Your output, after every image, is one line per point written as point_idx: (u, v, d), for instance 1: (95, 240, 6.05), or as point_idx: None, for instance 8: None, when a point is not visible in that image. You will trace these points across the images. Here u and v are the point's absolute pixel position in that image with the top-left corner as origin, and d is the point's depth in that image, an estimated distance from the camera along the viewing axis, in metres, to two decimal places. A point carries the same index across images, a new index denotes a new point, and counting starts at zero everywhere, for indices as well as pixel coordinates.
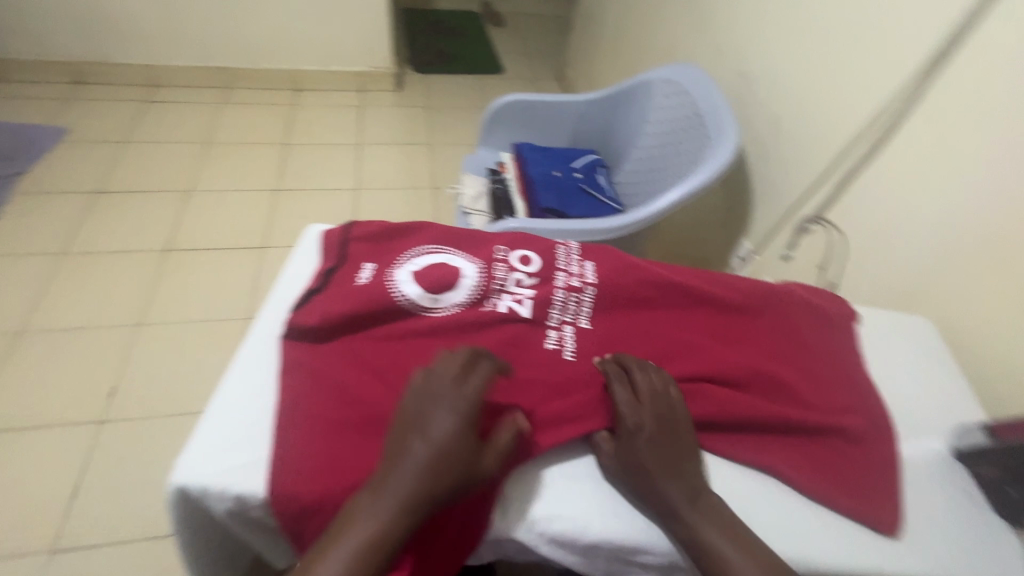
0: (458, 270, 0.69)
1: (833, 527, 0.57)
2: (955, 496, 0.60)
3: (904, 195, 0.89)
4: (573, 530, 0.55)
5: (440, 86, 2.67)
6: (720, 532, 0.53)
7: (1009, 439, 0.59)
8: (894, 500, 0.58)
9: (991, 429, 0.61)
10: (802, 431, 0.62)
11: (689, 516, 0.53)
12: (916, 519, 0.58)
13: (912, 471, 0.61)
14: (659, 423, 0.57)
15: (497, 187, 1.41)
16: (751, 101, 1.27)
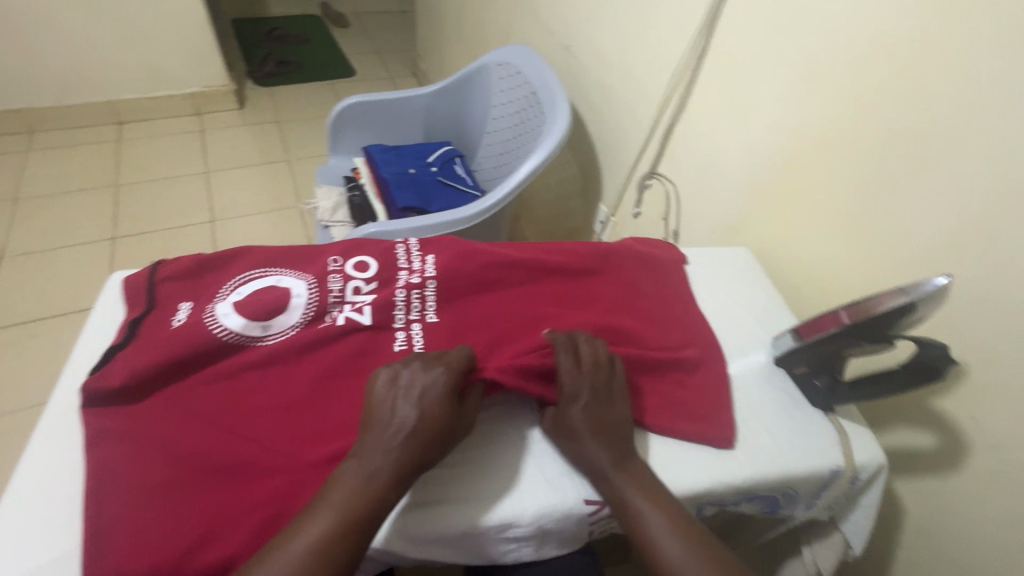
0: (288, 290, 0.65)
1: (680, 454, 0.62)
2: (778, 399, 0.68)
3: (712, 142, 0.98)
4: (436, 529, 0.54)
5: (289, 98, 2.51)
6: (667, 520, 0.54)
7: (808, 340, 0.65)
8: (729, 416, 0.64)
9: (796, 332, 0.67)
10: (647, 374, 0.66)
11: (637, 502, 0.54)
12: (747, 427, 0.65)
13: (741, 386, 0.69)
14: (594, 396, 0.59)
15: (355, 195, 1.36)
16: (581, 73, 1.34)
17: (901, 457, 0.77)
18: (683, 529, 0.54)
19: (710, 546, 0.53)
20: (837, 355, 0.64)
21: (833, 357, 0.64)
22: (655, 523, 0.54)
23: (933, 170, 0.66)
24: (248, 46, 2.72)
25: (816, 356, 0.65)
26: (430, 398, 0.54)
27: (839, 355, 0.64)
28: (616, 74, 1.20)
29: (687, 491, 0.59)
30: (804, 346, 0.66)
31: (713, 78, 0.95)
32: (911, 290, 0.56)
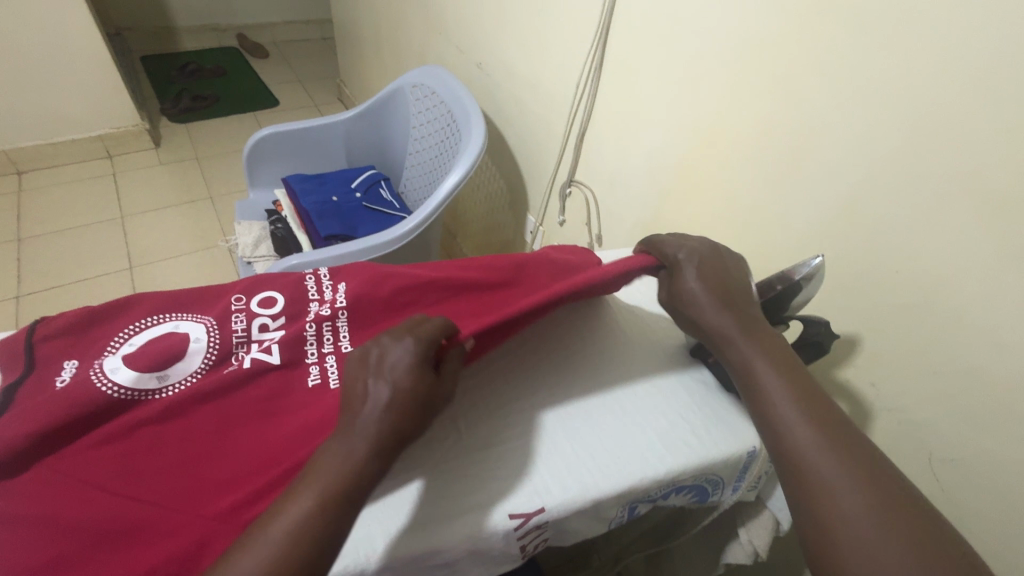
0: (186, 335, 0.62)
1: (605, 457, 0.62)
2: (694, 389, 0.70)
3: (620, 146, 1.02)
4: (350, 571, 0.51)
5: (209, 133, 2.42)
6: (786, 385, 0.54)
7: None
8: None
9: None
10: None
11: (755, 364, 0.56)
12: (668, 421, 0.66)
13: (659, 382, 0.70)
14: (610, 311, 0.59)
15: (278, 228, 1.32)
16: (496, 90, 1.36)
17: None
18: (798, 395, 0.53)
19: (823, 413, 0.51)
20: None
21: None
22: (776, 385, 0.54)
23: (809, 159, 0.71)
24: (160, 83, 2.62)
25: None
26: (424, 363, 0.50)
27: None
28: (528, 88, 1.23)
29: (614, 492, 0.59)
30: None
31: (613, 85, 0.99)
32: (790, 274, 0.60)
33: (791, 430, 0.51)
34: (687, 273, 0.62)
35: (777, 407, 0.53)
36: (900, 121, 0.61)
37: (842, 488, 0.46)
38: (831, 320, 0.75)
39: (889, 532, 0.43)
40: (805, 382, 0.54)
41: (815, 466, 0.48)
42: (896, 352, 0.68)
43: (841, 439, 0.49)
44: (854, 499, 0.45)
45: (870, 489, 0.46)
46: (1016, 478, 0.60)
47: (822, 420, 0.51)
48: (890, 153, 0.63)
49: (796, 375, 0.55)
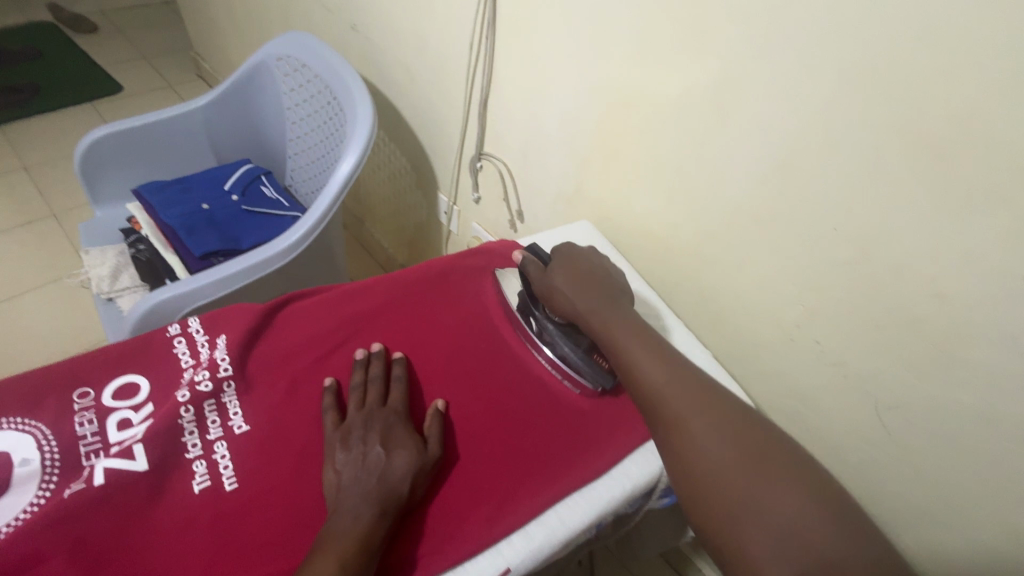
0: (5, 455, 0.47)
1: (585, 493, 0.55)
2: None
3: (528, 111, 0.91)
4: None
5: (36, 134, 1.99)
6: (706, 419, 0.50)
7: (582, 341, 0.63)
8: None
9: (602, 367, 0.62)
10: (519, 408, 0.59)
11: (636, 357, 0.56)
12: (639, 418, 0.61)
13: None
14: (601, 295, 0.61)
15: (140, 251, 1.09)
16: (377, 55, 1.18)
17: (765, 388, 0.80)
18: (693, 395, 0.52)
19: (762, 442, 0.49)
20: (542, 311, 0.64)
21: (536, 315, 0.64)
22: (649, 368, 0.54)
23: (736, 115, 0.65)
24: None
25: (534, 330, 0.64)
26: (364, 498, 0.47)
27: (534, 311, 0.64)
28: (412, 49, 1.08)
29: (587, 523, 0.54)
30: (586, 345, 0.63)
31: (510, 39, 0.87)
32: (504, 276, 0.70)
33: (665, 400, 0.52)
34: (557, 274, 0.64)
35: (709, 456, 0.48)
36: (832, 67, 0.56)
37: (783, 504, 0.45)
38: (769, 281, 0.72)
39: (824, 517, 0.44)
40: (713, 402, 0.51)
41: (703, 447, 0.49)
42: (840, 308, 0.66)
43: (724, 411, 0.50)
44: (763, 491, 0.45)
45: (739, 446, 0.48)
46: (959, 417, 0.62)
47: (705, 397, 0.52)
48: (821, 103, 0.58)
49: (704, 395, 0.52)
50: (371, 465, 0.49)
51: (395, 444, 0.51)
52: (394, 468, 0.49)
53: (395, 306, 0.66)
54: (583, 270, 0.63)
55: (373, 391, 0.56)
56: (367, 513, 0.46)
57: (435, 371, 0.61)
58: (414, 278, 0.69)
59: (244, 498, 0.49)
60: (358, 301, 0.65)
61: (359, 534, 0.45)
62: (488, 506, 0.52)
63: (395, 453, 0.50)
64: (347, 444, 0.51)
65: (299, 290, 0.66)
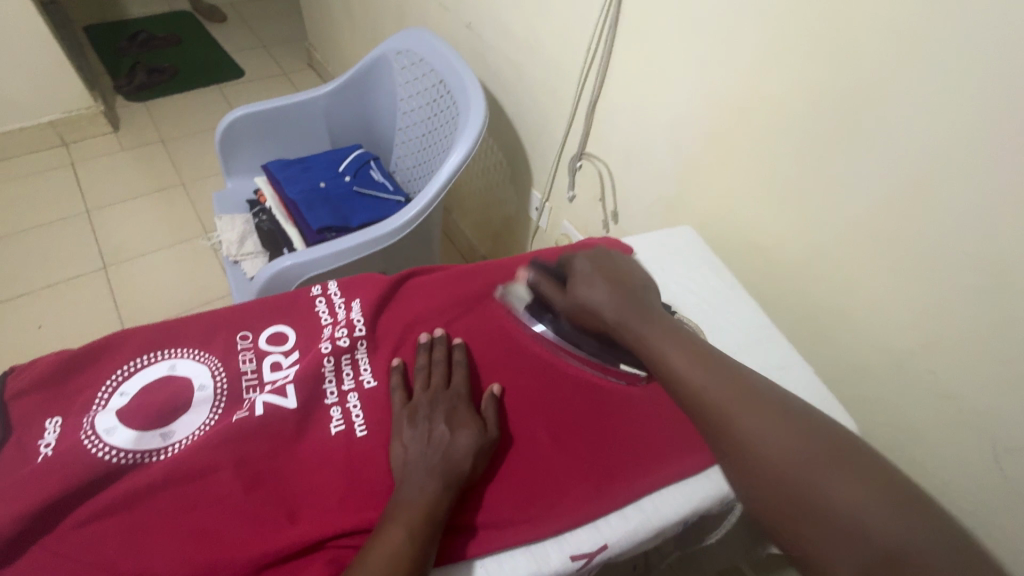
0: (188, 380, 0.55)
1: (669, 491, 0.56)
2: None
3: (638, 115, 0.93)
4: None
5: (172, 111, 2.23)
6: (758, 409, 0.49)
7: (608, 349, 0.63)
8: None
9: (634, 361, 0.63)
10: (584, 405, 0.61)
11: (699, 384, 0.52)
12: None
13: None
14: (617, 293, 0.61)
15: (263, 221, 1.21)
16: (488, 54, 1.24)
17: (863, 413, 0.78)
18: (735, 385, 0.51)
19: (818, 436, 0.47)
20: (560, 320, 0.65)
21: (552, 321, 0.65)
22: (750, 426, 0.49)
23: (867, 133, 0.64)
24: (110, 57, 2.38)
25: (562, 340, 0.64)
26: (429, 472, 0.50)
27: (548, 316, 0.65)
28: (525, 50, 1.12)
29: (678, 516, 0.55)
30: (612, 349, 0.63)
31: (629, 43, 0.89)
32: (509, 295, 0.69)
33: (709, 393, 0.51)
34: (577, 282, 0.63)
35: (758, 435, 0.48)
36: (987, 88, 0.53)
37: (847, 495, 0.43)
38: (883, 304, 0.70)
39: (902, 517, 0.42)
40: (751, 385, 0.51)
41: (848, 513, 0.43)
42: (964, 340, 0.63)
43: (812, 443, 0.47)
44: (923, 532, 0.41)
45: (867, 486, 0.43)
46: None
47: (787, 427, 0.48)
48: (973, 126, 0.55)
49: (752, 390, 0.51)
50: (436, 441, 0.52)
51: (457, 423, 0.54)
52: (457, 445, 0.52)
53: (474, 296, 0.69)
54: (585, 273, 0.63)
55: (437, 373, 0.59)
56: (434, 485, 0.49)
57: (509, 361, 0.63)
58: (492, 270, 0.72)
59: (372, 444, 0.54)
60: (444, 287, 0.69)
61: (426, 502, 0.48)
62: (573, 491, 0.54)
63: (456, 432, 0.53)
64: (413, 421, 0.54)
65: (418, 268, 0.72)
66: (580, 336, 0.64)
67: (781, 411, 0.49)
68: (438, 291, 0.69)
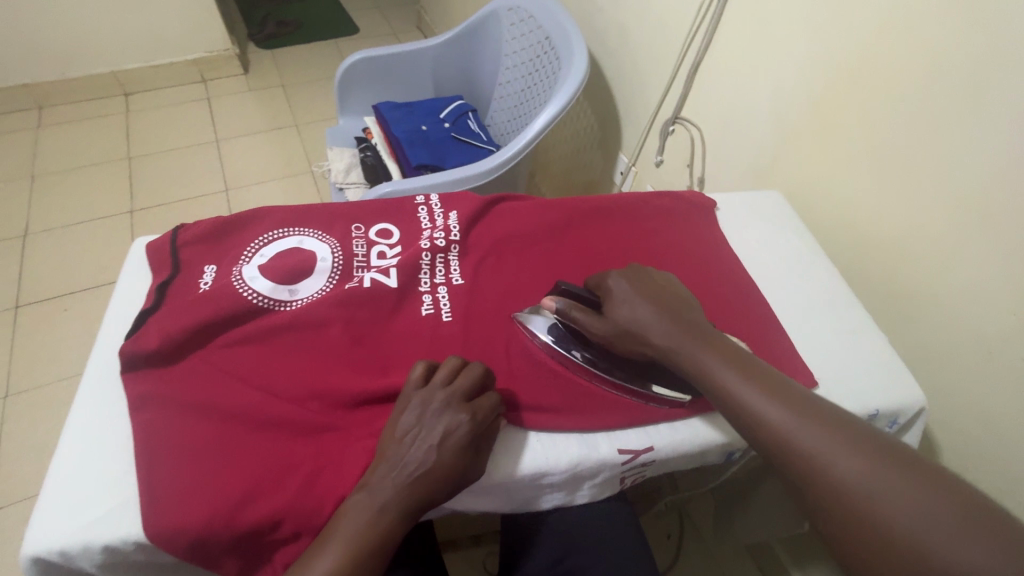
0: (312, 253, 0.65)
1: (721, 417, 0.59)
2: (820, 342, 0.68)
3: (740, 79, 0.93)
4: (537, 471, 0.55)
5: (293, 59, 2.44)
6: (799, 413, 0.49)
7: (648, 376, 0.58)
8: (797, 360, 0.64)
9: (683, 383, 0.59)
10: None
11: (711, 362, 0.54)
12: (802, 369, 0.63)
13: (797, 331, 0.69)
14: (663, 306, 0.58)
15: (368, 155, 1.33)
16: (596, 15, 1.26)
17: (937, 398, 0.75)
18: (780, 398, 0.50)
19: (878, 446, 0.46)
20: (592, 348, 0.59)
21: (584, 349, 0.59)
22: (755, 396, 0.51)
23: (992, 98, 0.61)
24: (247, 8, 2.63)
25: (591, 366, 0.59)
26: (393, 492, 0.48)
27: (578, 346, 0.59)
28: (632, 11, 1.14)
29: (725, 441, 0.59)
30: (647, 371, 0.59)
31: (742, 4, 0.88)
32: (533, 319, 0.61)
33: (756, 414, 0.50)
34: (620, 300, 0.59)
35: (816, 453, 0.46)
36: None
37: (913, 512, 0.41)
38: (978, 284, 0.67)
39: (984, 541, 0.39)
40: (795, 394, 0.51)
41: (844, 473, 0.45)
42: None
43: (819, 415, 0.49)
44: (929, 496, 0.42)
45: (863, 449, 0.45)
46: None
47: (788, 396, 0.51)
48: None
49: (801, 402, 0.50)
50: (413, 464, 0.49)
51: (446, 457, 0.49)
52: (432, 480, 0.49)
53: (558, 222, 0.74)
54: (625, 288, 0.60)
55: (453, 393, 0.52)
56: (390, 512, 0.48)
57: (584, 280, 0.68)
58: (575, 203, 0.77)
59: (455, 327, 0.62)
60: (529, 211, 0.74)
61: (378, 525, 0.47)
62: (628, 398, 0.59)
63: (432, 466, 0.49)
64: (408, 433, 0.51)
65: (508, 193, 0.78)
66: (617, 366, 0.59)
67: (826, 418, 0.48)
68: (522, 213, 0.74)
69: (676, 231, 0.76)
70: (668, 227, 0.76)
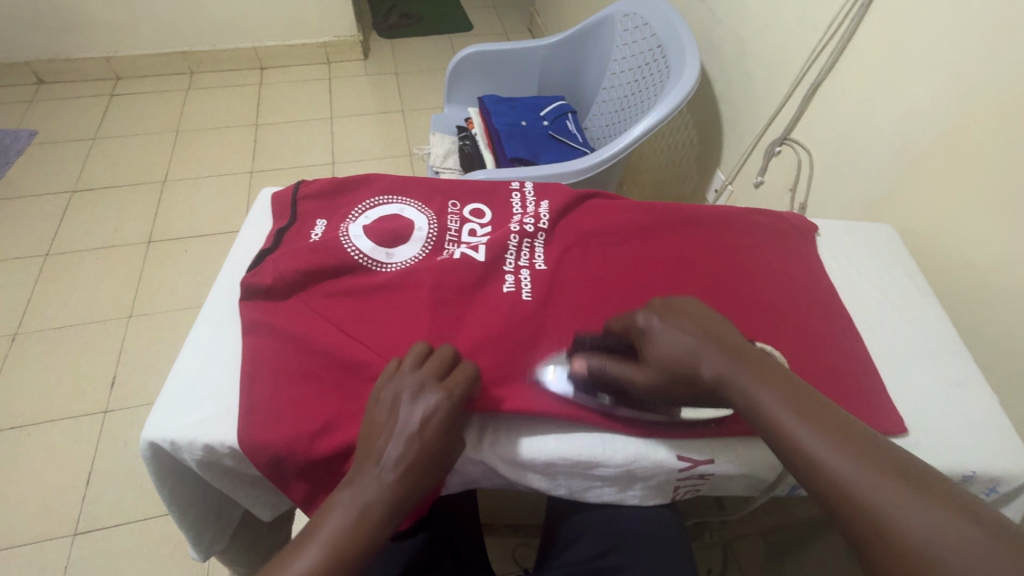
0: (410, 221, 0.70)
1: None
2: (917, 389, 0.63)
3: (864, 104, 0.87)
4: (593, 460, 0.56)
5: (409, 50, 2.59)
6: (861, 454, 0.42)
7: (676, 410, 0.56)
8: (889, 403, 0.60)
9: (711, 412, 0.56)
10: None
11: (746, 385, 0.49)
12: (894, 413, 0.59)
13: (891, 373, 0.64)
14: (701, 331, 0.53)
15: (466, 144, 1.39)
16: (714, 27, 1.24)
17: None
18: (838, 432, 0.44)
19: (953, 499, 0.39)
20: (620, 394, 0.56)
21: (611, 397, 0.57)
22: (798, 424, 0.45)
23: None
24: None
25: (620, 410, 0.57)
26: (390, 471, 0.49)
27: (606, 393, 0.57)
28: (753, 25, 1.10)
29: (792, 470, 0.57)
30: (675, 408, 0.56)
31: (878, 25, 0.83)
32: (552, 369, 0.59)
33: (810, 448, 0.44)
34: (652, 328, 0.55)
35: (878, 498, 0.40)
36: None
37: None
38: None
39: None
40: (854, 431, 0.44)
41: (912, 525, 0.38)
42: None
43: (874, 453, 0.43)
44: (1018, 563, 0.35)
45: (934, 499, 0.39)
46: None
47: (837, 428, 0.45)
48: None
49: (863, 440, 0.44)
50: (400, 443, 0.50)
51: (433, 431, 0.50)
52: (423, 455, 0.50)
53: (647, 225, 0.73)
54: (658, 324, 0.55)
55: (428, 375, 0.53)
56: (394, 486, 0.48)
57: (666, 284, 0.67)
58: (667, 209, 0.76)
59: (533, 310, 0.64)
60: (621, 210, 0.75)
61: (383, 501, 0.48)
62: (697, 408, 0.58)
63: (419, 444, 0.50)
64: (390, 415, 0.51)
65: (601, 191, 0.79)
66: (651, 405, 0.56)
67: (891, 462, 0.42)
68: (613, 210, 0.75)
69: (771, 249, 0.73)
70: (764, 245, 0.73)
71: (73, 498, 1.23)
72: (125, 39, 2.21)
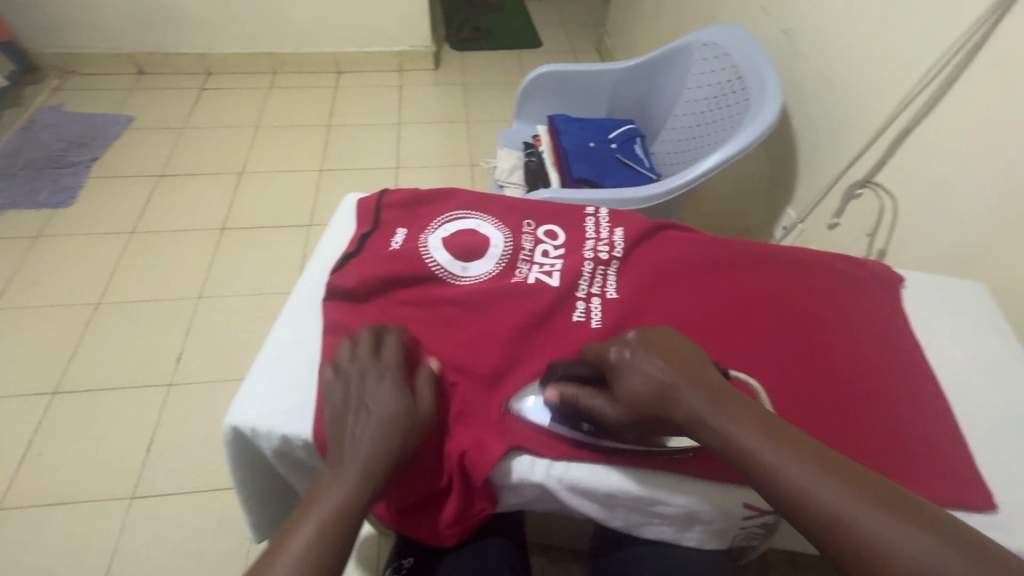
0: (486, 238, 0.71)
1: None
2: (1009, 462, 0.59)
3: (960, 154, 0.83)
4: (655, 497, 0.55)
5: (478, 63, 2.66)
6: (863, 498, 0.43)
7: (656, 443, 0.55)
8: (977, 476, 0.56)
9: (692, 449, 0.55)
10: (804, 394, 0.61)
11: (726, 426, 0.48)
12: (983, 488, 0.56)
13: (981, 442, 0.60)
14: (677, 366, 0.52)
15: (532, 160, 1.41)
16: (796, 62, 1.21)
17: None
18: (833, 472, 0.44)
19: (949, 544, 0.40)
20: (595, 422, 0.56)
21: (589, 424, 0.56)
22: (791, 466, 0.45)
23: None
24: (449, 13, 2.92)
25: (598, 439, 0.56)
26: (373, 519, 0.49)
27: (584, 421, 0.56)
28: (840, 63, 1.07)
29: None
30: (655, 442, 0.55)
31: (983, 73, 0.80)
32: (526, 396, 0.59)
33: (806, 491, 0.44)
34: (626, 362, 0.54)
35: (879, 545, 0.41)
36: None
37: None
38: None
39: None
40: (845, 471, 0.45)
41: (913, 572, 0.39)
42: None
43: (875, 492, 0.43)
44: None
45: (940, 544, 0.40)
46: None
47: (833, 464, 0.45)
48: None
49: (860, 481, 0.44)
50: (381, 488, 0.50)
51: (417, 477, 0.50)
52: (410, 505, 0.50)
53: (722, 262, 0.72)
54: (631, 359, 0.54)
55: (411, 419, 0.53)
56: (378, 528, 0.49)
57: (739, 325, 0.66)
58: (744, 247, 0.74)
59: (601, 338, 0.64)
60: (695, 244, 0.74)
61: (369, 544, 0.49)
62: None
63: None
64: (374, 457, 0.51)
65: (675, 222, 0.79)
66: (625, 436, 0.55)
67: (888, 504, 0.42)
68: (688, 243, 0.74)
69: (854, 299, 0.70)
70: (845, 294, 0.70)
71: (135, 463, 1.30)
72: (220, 39, 2.37)
